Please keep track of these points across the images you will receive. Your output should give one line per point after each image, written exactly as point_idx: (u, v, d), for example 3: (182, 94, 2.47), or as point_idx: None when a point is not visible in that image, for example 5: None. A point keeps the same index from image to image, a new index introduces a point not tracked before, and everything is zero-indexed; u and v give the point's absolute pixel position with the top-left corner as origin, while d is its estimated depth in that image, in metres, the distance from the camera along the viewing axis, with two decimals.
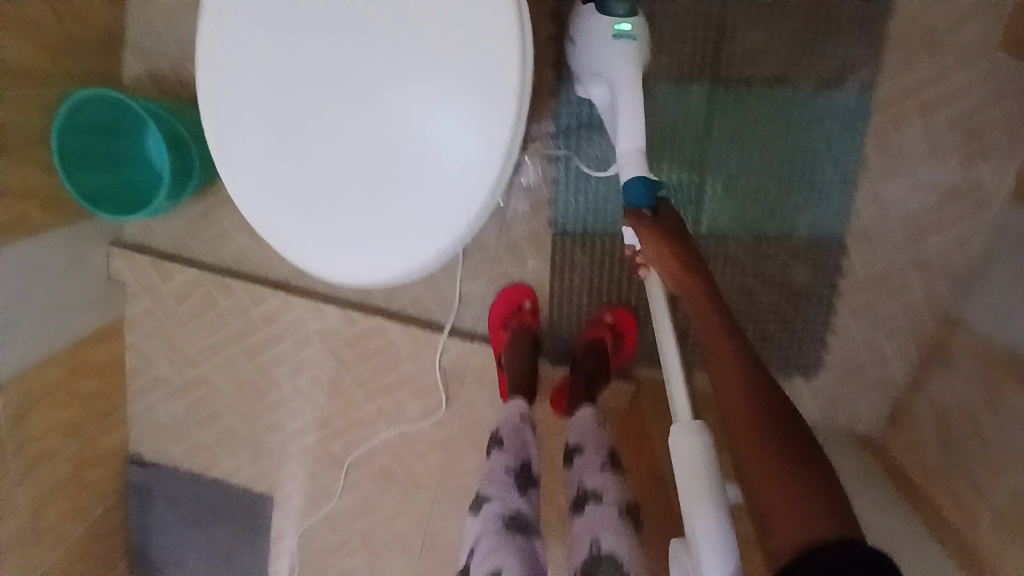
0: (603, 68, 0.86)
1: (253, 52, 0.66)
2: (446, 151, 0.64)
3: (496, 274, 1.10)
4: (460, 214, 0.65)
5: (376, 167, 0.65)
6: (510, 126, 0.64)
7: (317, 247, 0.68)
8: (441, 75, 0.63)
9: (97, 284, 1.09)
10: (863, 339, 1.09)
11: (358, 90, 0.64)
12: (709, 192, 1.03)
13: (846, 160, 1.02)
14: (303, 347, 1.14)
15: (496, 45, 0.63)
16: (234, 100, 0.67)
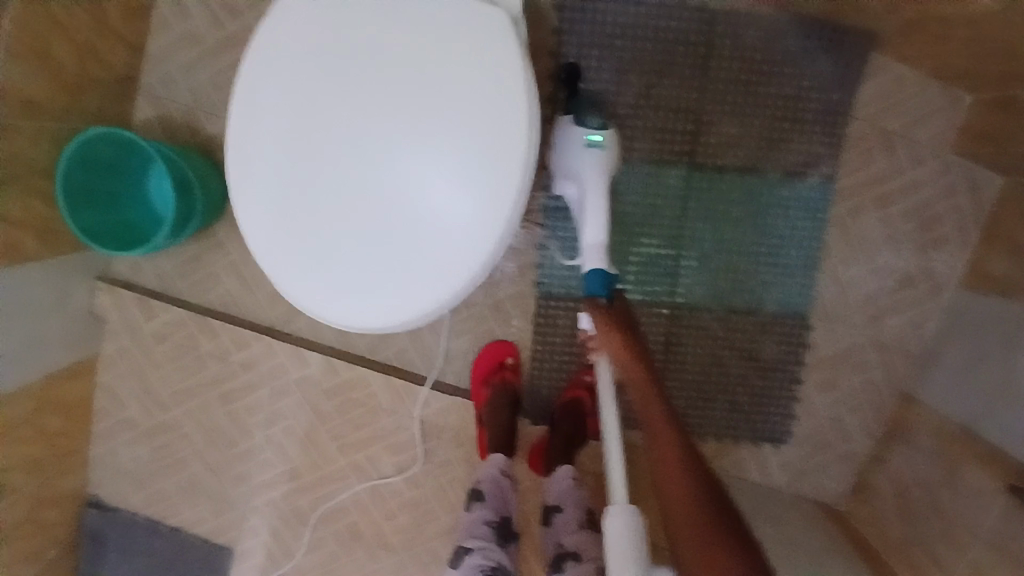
0: (575, 173, 0.92)
1: (279, 108, 0.71)
2: (453, 208, 0.68)
3: (480, 331, 1.13)
4: (462, 268, 0.69)
5: (384, 221, 0.69)
6: (513, 189, 0.69)
7: (320, 292, 0.71)
8: (453, 141, 0.68)
9: (79, 318, 1.09)
10: (826, 412, 1.14)
11: (372, 147, 0.69)
12: (684, 267, 1.10)
13: (810, 243, 1.10)
14: (281, 394, 1.14)
15: (504, 116, 0.69)
16: (256, 151, 0.71)
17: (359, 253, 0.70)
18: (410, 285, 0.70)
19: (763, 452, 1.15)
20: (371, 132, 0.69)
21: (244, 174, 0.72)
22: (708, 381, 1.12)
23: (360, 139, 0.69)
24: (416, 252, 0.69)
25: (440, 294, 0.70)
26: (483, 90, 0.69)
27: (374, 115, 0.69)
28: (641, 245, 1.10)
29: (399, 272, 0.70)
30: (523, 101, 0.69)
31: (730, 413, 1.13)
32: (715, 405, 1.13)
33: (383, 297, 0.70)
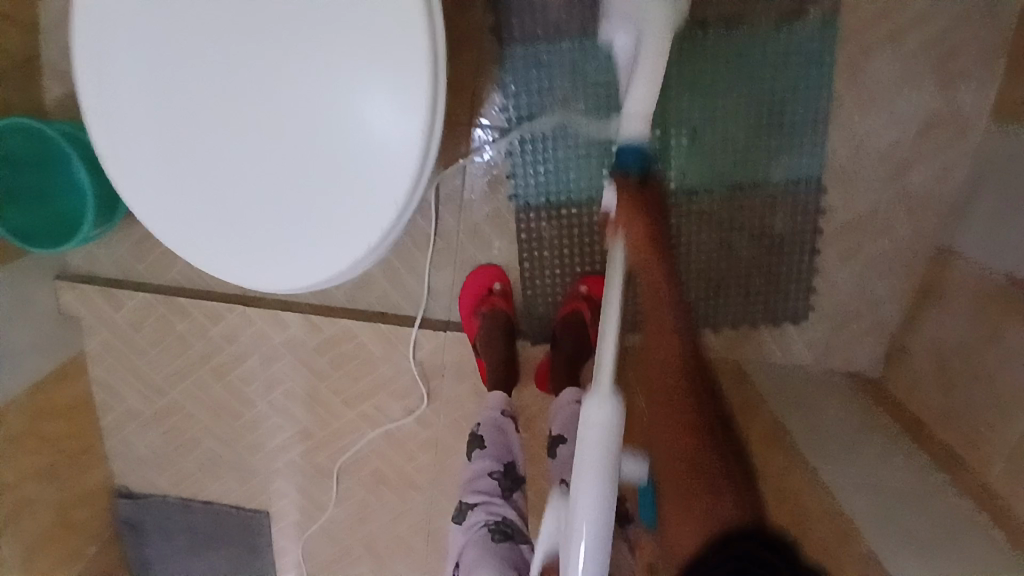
0: (633, 13, 0.79)
1: (135, 61, 0.61)
2: (364, 130, 0.60)
3: (461, 260, 1.04)
4: (387, 202, 0.62)
5: (289, 168, 0.62)
6: (426, 94, 0.59)
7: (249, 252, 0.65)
8: (340, 58, 0.58)
9: (48, 321, 1.03)
10: (852, 284, 1.04)
11: (254, 78, 0.60)
12: (673, 148, 0.97)
13: (817, 97, 0.95)
14: (273, 361, 1.09)
15: (395, 8, 0.58)
16: (125, 116, 0.62)
17: (275, 203, 0.63)
18: (340, 227, 0.63)
19: (785, 334, 1.07)
20: (248, 60, 0.59)
21: (122, 140, 0.63)
22: (717, 269, 1.02)
23: (237, 72, 0.60)
24: (339, 189, 0.62)
25: (377, 230, 0.63)
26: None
27: (245, 40, 0.59)
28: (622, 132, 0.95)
29: (326, 215, 0.63)
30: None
31: (746, 300, 1.04)
32: (729, 296, 1.04)
33: (316, 245, 0.64)
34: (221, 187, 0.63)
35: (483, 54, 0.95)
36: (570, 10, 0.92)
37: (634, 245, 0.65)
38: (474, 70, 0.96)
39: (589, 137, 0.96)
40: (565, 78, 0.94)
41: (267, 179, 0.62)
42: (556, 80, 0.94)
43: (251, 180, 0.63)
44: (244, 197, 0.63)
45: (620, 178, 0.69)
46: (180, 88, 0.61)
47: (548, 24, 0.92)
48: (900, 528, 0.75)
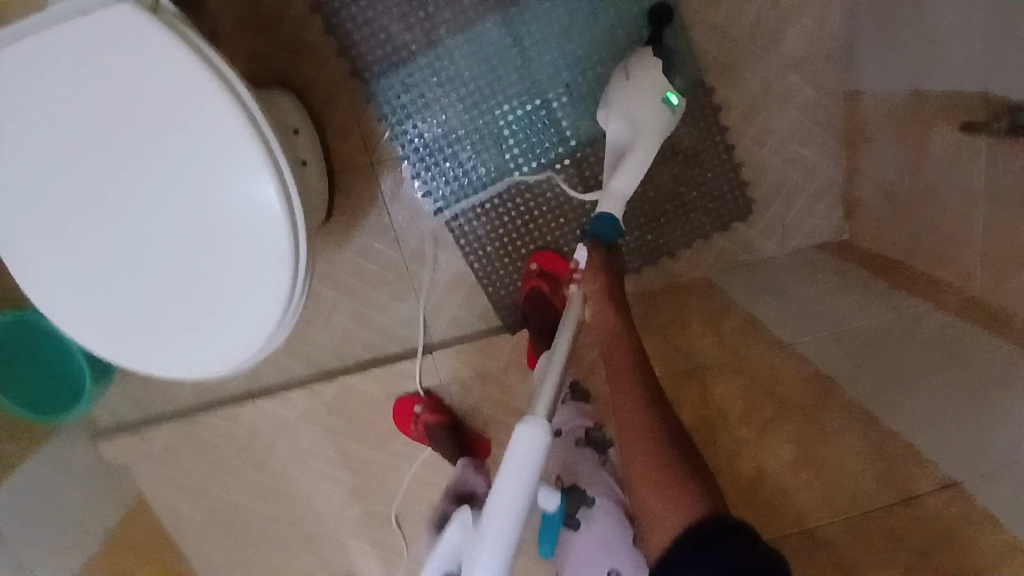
0: (632, 117, 0.84)
1: (31, 230, 0.71)
2: (234, 220, 0.69)
3: (420, 283, 1.10)
4: (276, 267, 0.70)
5: (183, 268, 0.70)
6: (273, 176, 0.68)
7: (175, 347, 0.73)
8: (186, 166, 0.68)
9: (99, 473, 1.14)
10: (780, 159, 1.05)
11: (126, 202, 0.69)
12: (557, 108, 1.01)
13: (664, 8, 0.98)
14: (298, 436, 1.17)
15: (219, 116, 0.67)
16: (43, 277, 0.73)
17: (178, 299, 0.71)
18: (241, 302, 0.72)
19: (739, 232, 1.08)
20: (115, 189, 0.68)
21: (42, 283, 0.73)
22: (648, 199, 1.06)
23: (111, 203, 0.69)
24: (228, 271, 0.71)
25: (275, 297, 0.72)
26: (182, 100, 0.66)
27: (112, 173, 0.68)
28: (504, 115, 1.01)
29: (225, 296, 0.72)
30: (226, 93, 0.67)
31: (686, 217, 1.06)
32: (671, 218, 1.06)
33: (225, 324, 0.73)
34: (132, 300, 0.72)
35: (356, 98, 1.01)
36: (409, 32, 0.98)
37: (590, 297, 0.76)
38: (355, 112, 1.02)
39: (476, 132, 1.02)
40: (434, 90, 1.00)
41: (167, 280, 0.71)
42: (427, 95, 1.00)
43: (154, 285, 0.71)
44: (154, 303, 0.72)
45: (593, 242, 0.79)
46: (70, 230, 0.70)
47: (396, 50, 0.98)
48: (881, 361, 0.72)
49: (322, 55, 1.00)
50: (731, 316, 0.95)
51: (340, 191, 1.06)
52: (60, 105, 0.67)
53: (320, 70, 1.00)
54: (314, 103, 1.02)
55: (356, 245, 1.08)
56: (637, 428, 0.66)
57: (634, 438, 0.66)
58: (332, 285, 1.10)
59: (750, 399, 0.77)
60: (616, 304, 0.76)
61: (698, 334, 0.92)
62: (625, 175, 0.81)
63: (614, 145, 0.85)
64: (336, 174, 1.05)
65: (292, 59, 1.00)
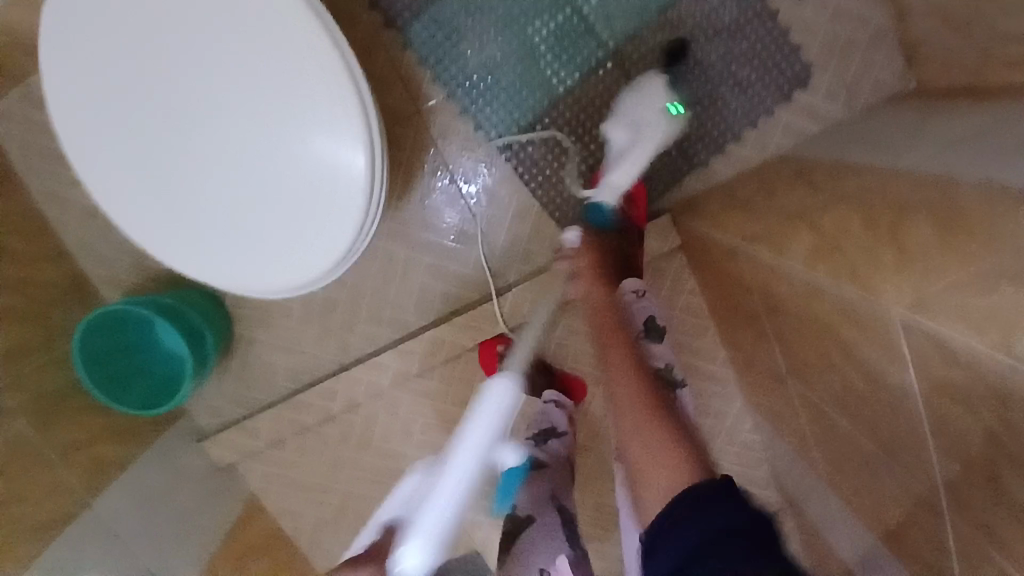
0: (637, 118, 0.95)
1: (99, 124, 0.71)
2: (310, 161, 0.70)
3: (488, 221, 1.09)
4: (343, 222, 0.72)
5: (253, 187, 0.71)
6: (361, 135, 0.70)
7: (225, 259, 0.74)
8: (277, 97, 0.69)
9: (208, 477, 1.14)
10: (825, 17, 1.02)
11: (208, 128, 0.70)
12: (590, 14, 1.01)
13: None
14: (397, 406, 1.14)
15: (317, 63, 0.69)
16: (103, 165, 0.72)
17: (239, 214, 0.72)
18: (307, 246, 0.73)
19: (799, 100, 1.05)
20: (196, 99, 0.70)
21: (97, 171, 0.72)
22: (696, 87, 1.04)
23: (190, 111, 0.70)
24: (298, 211, 0.72)
25: (338, 249, 0.73)
26: (283, 42, 0.69)
27: (198, 86, 0.69)
28: (537, 32, 1.01)
29: (292, 233, 0.73)
30: (327, 43, 0.69)
31: (740, 96, 1.04)
32: (728, 103, 1.05)
33: (286, 260, 0.74)
34: (204, 224, 0.73)
35: (394, 51, 1.04)
36: None
37: (583, 271, 0.89)
38: (396, 64, 1.05)
39: (517, 56, 1.02)
40: (469, 23, 1.02)
41: (241, 205, 0.72)
42: (463, 30, 1.02)
43: (220, 196, 0.72)
44: (214, 221, 0.73)
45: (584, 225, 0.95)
46: (149, 150, 0.71)
47: None
48: (996, 141, 0.69)
49: (356, 17, 1.04)
50: (817, 168, 0.91)
51: (394, 146, 1.08)
52: (153, 25, 0.68)
53: (356, 30, 1.04)
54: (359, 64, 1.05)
55: (418, 198, 1.09)
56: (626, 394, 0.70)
57: (626, 393, 0.70)
58: (399, 243, 1.10)
59: (866, 207, 0.70)
60: (600, 276, 0.89)
61: (793, 190, 0.87)
62: (629, 167, 0.93)
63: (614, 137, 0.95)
64: (388, 128, 1.07)
65: None
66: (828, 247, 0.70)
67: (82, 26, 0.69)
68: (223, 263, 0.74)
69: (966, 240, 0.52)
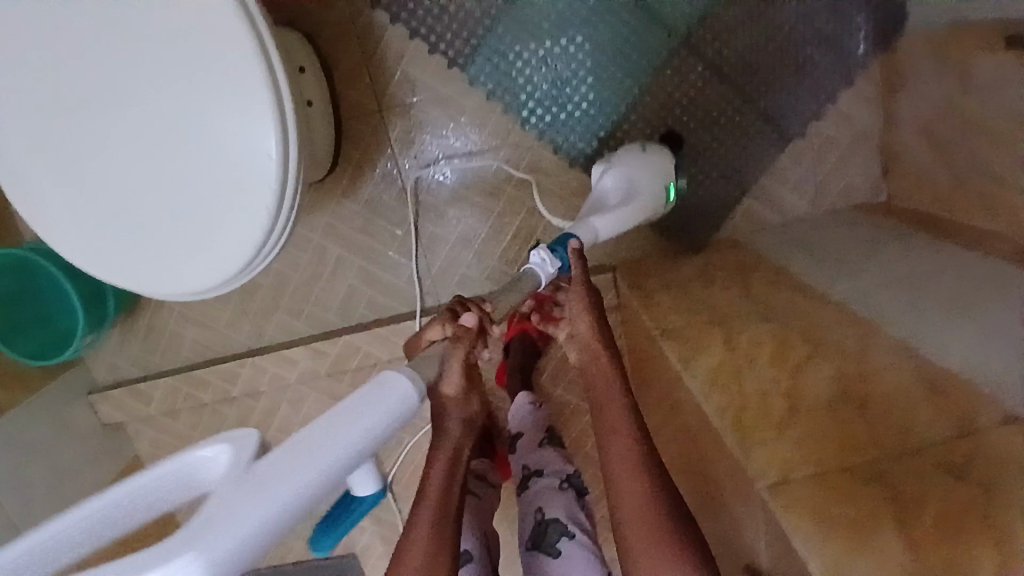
0: (634, 187, 0.89)
1: (10, 105, 0.66)
2: (223, 148, 0.64)
3: (428, 240, 1.05)
4: (257, 213, 0.65)
5: (165, 181, 0.65)
6: (274, 124, 0.63)
7: (138, 258, 0.68)
8: (189, 83, 0.63)
9: (92, 434, 1.08)
10: (813, 110, 0.98)
11: (114, 110, 0.64)
12: (579, 64, 0.96)
13: None
14: (301, 402, 1.11)
15: (228, 49, 0.62)
16: (15, 150, 0.67)
17: (153, 208, 0.66)
18: (207, 248, 0.66)
19: (766, 187, 1.01)
20: (107, 83, 0.63)
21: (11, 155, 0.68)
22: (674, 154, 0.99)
23: (101, 98, 0.64)
24: (202, 211, 0.66)
25: (240, 258, 0.66)
26: (195, 28, 0.62)
27: (108, 68, 0.63)
28: (520, 68, 0.96)
29: (194, 234, 0.66)
30: (244, 33, 0.62)
31: (709, 171, 1.01)
32: (689, 170, 1.00)
33: (191, 259, 0.67)
34: (97, 211, 0.67)
35: (367, 40, 0.95)
36: None
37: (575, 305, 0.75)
38: (364, 55, 0.96)
39: (489, 75, 0.97)
40: (444, 28, 0.95)
41: (144, 198, 0.66)
42: (433, 35, 0.95)
43: (131, 189, 0.66)
44: (124, 215, 0.67)
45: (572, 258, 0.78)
46: (56, 132, 0.66)
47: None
48: (927, 309, 0.67)
49: None
50: (761, 268, 0.88)
51: (348, 140, 1.00)
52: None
53: (327, 9, 0.94)
54: (322, 47, 0.96)
55: (362, 199, 1.03)
56: (630, 476, 0.62)
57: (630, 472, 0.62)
58: (334, 240, 1.04)
59: (780, 342, 0.67)
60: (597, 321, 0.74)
61: (724, 293, 0.84)
62: (607, 225, 0.84)
63: (621, 180, 0.88)
64: (345, 121, 0.99)
65: None
66: (718, 379, 0.66)
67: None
68: (135, 262, 0.68)
69: (856, 423, 0.55)
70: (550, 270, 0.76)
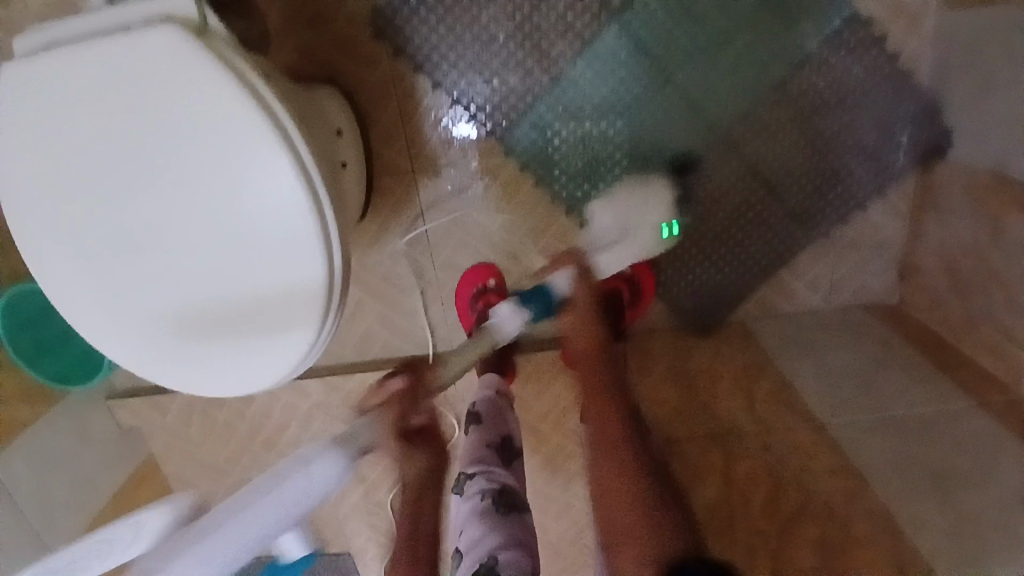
0: (625, 225, 0.89)
1: (51, 241, 0.66)
2: (264, 233, 0.63)
3: (448, 293, 1.07)
4: (307, 280, 0.65)
5: (212, 288, 0.65)
6: (305, 195, 0.62)
7: (198, 369, 0.69)
8: (222, 181, 0.62)
9: (113, 437, 1.14)
10: (840, 214, 0.99)
11: (157, 227, 0.63)
12: (616, 147, 0.96)
13: (701, 43, 0.91)
14: (311, 425, 1.15)
15: (250, 140, 0.61)
16: (62, 285, 0.68)
17: (205, 317, 0.66)
18: (256, 353, 0.67)
19: (785, 281, 1.02)
20: (145, 202, 0.63)
21: (59, 291, 0.68)
22: (705, 242, 1.00)
23: (143, 220, 0.63)
24: (253, 313, 0.66)
25: (297, 350, 0.67)
26: (231, 147, 0.61)
27: (141, 187, 0.63)
28: (557, 143, 0.96)
29: (241, 341, 0.67)
30: (280, 148, 0.61)
31: (735, 261, 1.01)
32: (712, 259, 1.01)
33: (250, 358, 0.67)
34: (153, 330, 0.67)
35: (406, 102, 0.96)
36: (459, 50, 0.93)
37: (576, 305, 0.82)
38: (401, 116, 0.97)
39: (526, 147, 0.97)
40: (484, 100, 0.95)
41: (194, 306, 0.66)
42: (474, 103, 0.95)
43: (181, 302, 0.66)
44: (177, 330, 0.67)
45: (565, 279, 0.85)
46: (99, 259, 0.66)
47: (454, 68, 0.93)
48: (895, 458, 0.73)
49: (371, 49, 0.94)
50: (767, 374, 0.91)
51: (378, 194, 1.01)
52: (86, 110, 0.61)
53: (367, 68, 0.94)
54: (360, 104, 0.96)
55: (388, 249, 1.04)
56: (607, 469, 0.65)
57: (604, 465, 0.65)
58: (358, 283, 1.07)
59: (761, 479, 0.77)
60: (591, 316, 0.82)
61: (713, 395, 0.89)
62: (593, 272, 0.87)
63: (602, 220, 0.90)
64: (375, 175, 1.00)
65: (340, 51, 0.94)
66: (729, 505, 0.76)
67: (19, 101, 0.63)
68: (195, 376, 0.69)
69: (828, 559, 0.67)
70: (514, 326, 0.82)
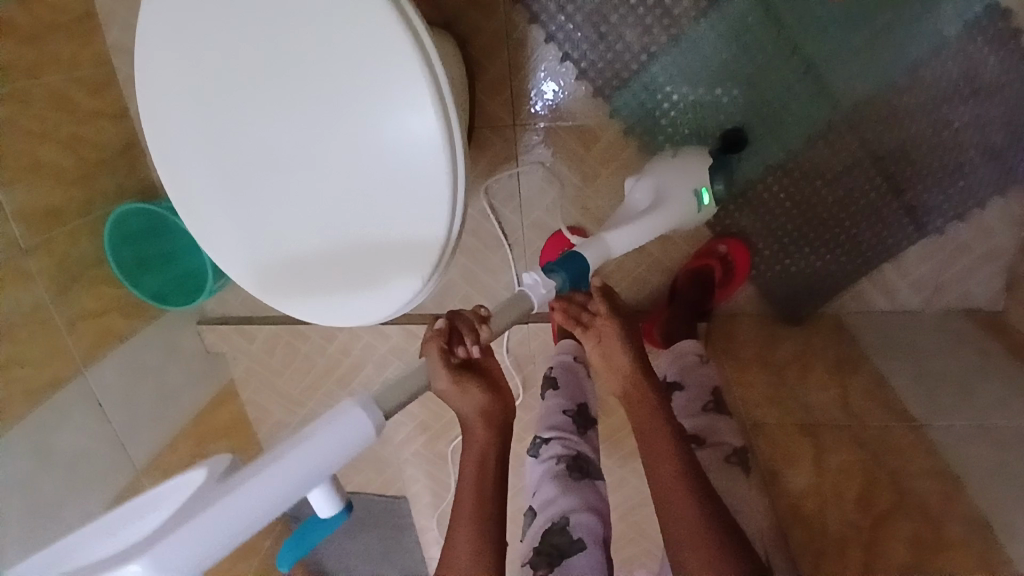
0: (652, 200, 0.88)
1: (202, 163, 0.73)
2: (394, 167, 0.64)
3: (532, 253, 1.07)
4: (430, 218, 0.65)
5: (340, 218, 0.68)
6: (439, 131, 0.61)
7: (317, 295, 0.74)
8: (358, 113, 0.63)
9: (199, 357, 1.20)
10: (951, 214, 0.95)
11: (296, 155, 0.67)
12: (729, 116, 0.94)
13: (837, 15, 0.87)
14: (384, 367, 1.18)
15: (389, 72, 0.61)
16: (208, 204, 0.75)
17: (331, 245, 0.70)
18: (374, 286, 0.70)
19: (884, 276, 1.00)
20: (287, 130, 0.67)
21: (206, 211, 0.76)
22: (806, 223, 0.99)
23: (283, 148, 0.67)
24: (374, 246, 0.68)
25: (411, 287, 0.68)
26: (369, 76, 0.61)
27: (285, 117, 0.66)
28: (668, 108, 0.95)
29: (359, 272, 0.70)
30: (419, 80, 0.60)
31: (834, 246, 0.99)
32: (810, 242, 0.99)
33: (365, 289, 0.71)
34: (283, 253, 0.73)
35: (516, 56, 0.95)
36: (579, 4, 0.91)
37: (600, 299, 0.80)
38: (509, 69, 0.96)
39: (633, 111, 0.96)
40: (597, 58, 0.94)
41: (320, 235, 0.70)
42: (585, 60, 0.94)
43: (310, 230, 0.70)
44: (303, 255, 0.72)
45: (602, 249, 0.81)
46: (242, 182, 0.71)
47: (572, 22, 0.92)
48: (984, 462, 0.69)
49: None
50: (861, 370, 0.88)
51: (476, 147, 1.02)
52: (239, 38, 0.65)
53: (481, 18, 0.94)
54: (471, 54, 0.96)
55: (478, 205, 1.05)
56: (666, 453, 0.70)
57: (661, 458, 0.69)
58: None
59: (849, 474, 0.71)
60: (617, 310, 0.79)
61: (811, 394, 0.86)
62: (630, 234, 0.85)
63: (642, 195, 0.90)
64: (475, 128, 1.01)
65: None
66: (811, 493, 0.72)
67: (181, 33, 0.68)
68: (315, 300, 0.74)
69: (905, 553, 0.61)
70: (542, 292, 0.72)
